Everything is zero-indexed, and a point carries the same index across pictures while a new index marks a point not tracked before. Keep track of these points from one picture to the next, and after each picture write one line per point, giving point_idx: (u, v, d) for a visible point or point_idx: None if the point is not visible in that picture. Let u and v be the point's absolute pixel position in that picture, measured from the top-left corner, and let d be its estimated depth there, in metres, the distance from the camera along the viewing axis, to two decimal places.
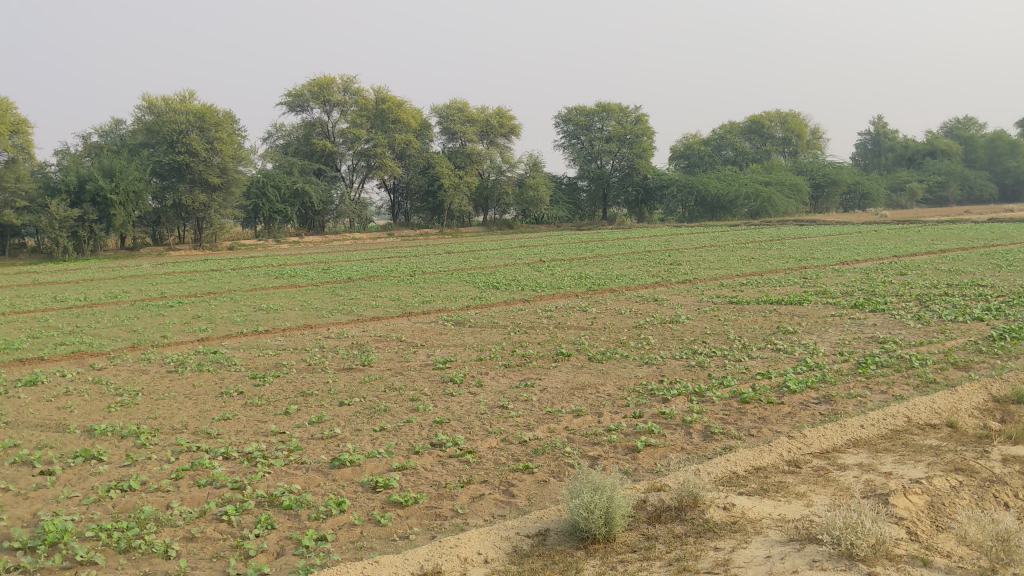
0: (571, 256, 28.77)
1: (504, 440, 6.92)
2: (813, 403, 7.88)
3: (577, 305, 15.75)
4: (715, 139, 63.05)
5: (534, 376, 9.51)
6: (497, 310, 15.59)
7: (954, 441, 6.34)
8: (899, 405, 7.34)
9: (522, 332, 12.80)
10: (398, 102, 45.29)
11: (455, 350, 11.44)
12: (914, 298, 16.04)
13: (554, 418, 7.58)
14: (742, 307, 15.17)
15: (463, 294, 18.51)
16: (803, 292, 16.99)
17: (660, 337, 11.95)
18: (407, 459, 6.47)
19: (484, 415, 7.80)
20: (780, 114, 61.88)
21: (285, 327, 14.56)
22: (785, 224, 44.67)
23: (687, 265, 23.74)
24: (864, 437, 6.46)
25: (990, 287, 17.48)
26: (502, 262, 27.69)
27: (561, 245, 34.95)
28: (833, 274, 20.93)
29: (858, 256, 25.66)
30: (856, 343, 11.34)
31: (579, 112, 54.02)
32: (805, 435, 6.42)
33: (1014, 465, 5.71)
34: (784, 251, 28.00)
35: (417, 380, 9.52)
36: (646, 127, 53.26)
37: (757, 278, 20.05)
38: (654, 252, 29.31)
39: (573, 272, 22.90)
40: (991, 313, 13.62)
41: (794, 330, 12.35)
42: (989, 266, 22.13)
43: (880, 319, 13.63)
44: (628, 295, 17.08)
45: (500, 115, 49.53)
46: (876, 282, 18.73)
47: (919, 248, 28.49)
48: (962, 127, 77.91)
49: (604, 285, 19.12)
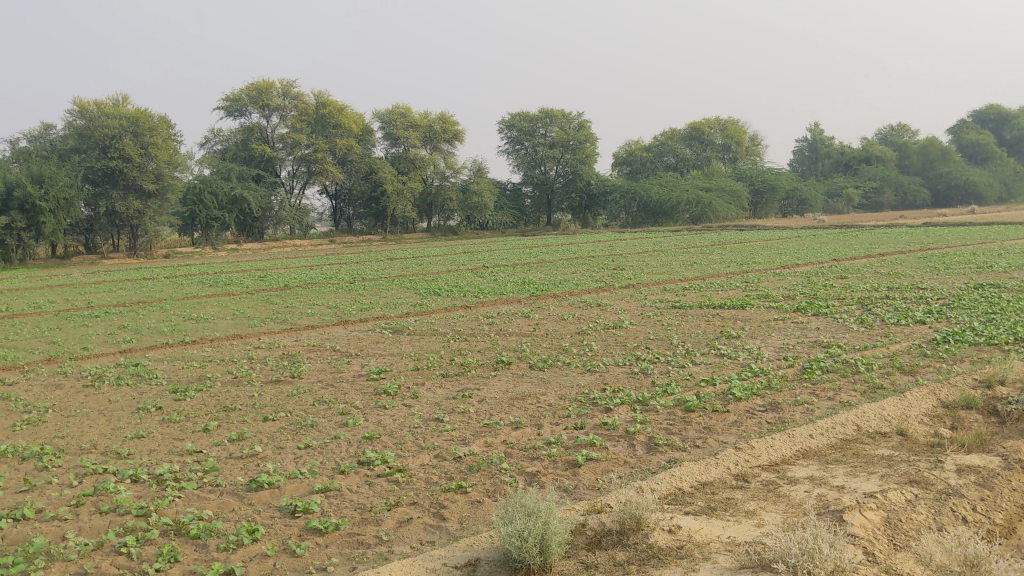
0: (513, 262, 28.45)
1: (437, 456, 6.51)
2: (759, 411, 7.58)
3: (518, 311, 15.38)
4: (657, 146, 63.20)
5: (471, 385, 9.11)
6: (436, 317, 15.15)
7: (906, 450, 6.09)
8: (848, 413, 7.06)
9: (462, 340, 12.39)
10: (339, 106, 44.54)
11: (391, 359, 10.98)
12: (856, 301, 15.95)
13: (491, 431, 7.17)
14: (686, 311, 14.92)
15: (403, 301, 18.04)
16: (747, 296, 16.82)
17: (603, 343, 11.62)
18: (330, 480, 6.04)
19: (417, 429, 7.38)
20: (720, 121, 62.40)
21: (215, 337, 13.96)
22: (725, 229, 45.01)
23: (630, 270, 23.58)
24: (814, 447, 6.16)
25: (931, 289, 17.50)
26: (445, 268, 27.28)
27: (505, 251, 34.66)
28: (775, 277, 20.89)
29: (799, 260, 25.74)
30: (801, 348, 11.11)
31: (522, 117, 53.62)
32: (755, 446, 6.11)
33: (970, 476, 5.45)
34: (726, 255, 28.01)
35: (348, 393, 9.04)
36: (589, 133, 53.29)
37: (700, 282, 19.91)
38: (598, 257, 29.14)
39: (515, 278, 22.56)
40: (933, 316, 13.52)
41: (737, 335, 12.14)
42: (927, 269, 22.27)
43: (823, 323, 13.46)
44: (571, 301, 16.76)
45: (443, 120, 49.12)
46: (818, 286, 18.68)
47: (859, 252, 28.70)
48: (896, 133, 79.47)
49: (548, 291, 18.80)
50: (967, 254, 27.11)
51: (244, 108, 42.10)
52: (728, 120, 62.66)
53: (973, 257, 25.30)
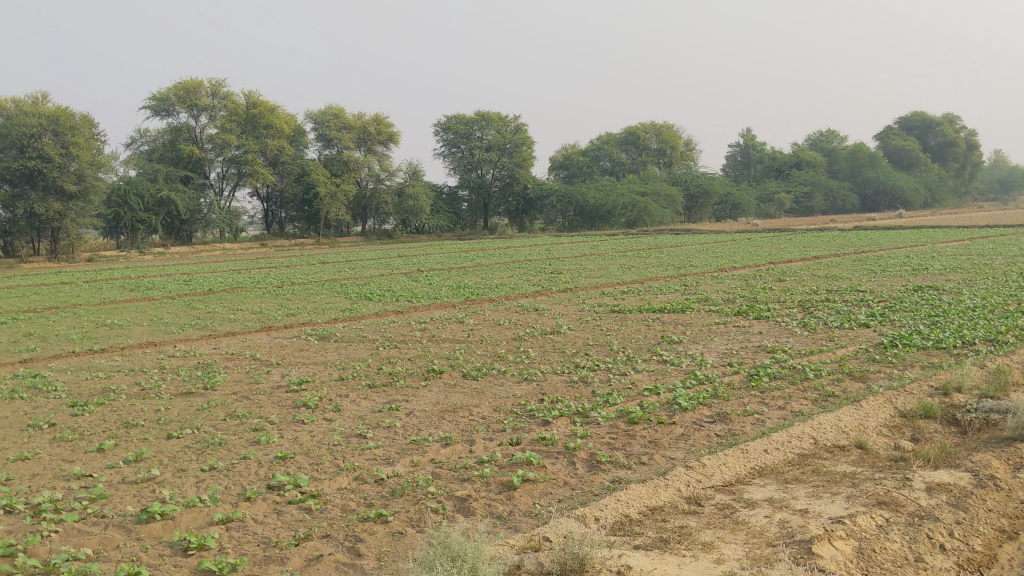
0: (449, 266, 27.82)
1: (357, 478, 5.85)
2: (707, 423, 7.05)
3: (452, 316, 14.74)
4: (593, 150, 62.98)
5: (400, 397, 8.44)
6: (366, 324, 14.39)
7: (868, 466, 5.62)
8: (803, 424, 6.57)
9: (391, 347, 11.70)
10: (271, 107, 43.32)
11: (314, 368, 10.25)
12: (797, 305, 15.64)
13: (418, 448, 6.53)
14: (626, 316, 14.42)
15: (333, 306, 17.26)
16: (686, 300, 16.39)
17: (540, 350, 11.02)
18: (235, 509, 5.35)
19: (336, 447, 6.69)
20: (655, 126, 62.60)
21: (126, 345, 13.08)
22: (662, 233, 45.01)
23: (567, 273, 23.10)
24: (770, 464, 5.64)
25: (870, 292, 17.29)
26: (378, 272, 26.51)
27: (440, 255, 34.04)
28: (713, 280, 20.57)
29: (735, 263, 25.57)
30: (746, 354, 10.66)
31: (458, 120, 52.57)
32: (708, 461, 5.56)
33: (942, 495, 4.98)
34: (663, 259, 27.77)
35: (263, 406, 8.30)
36: (525, 137, 52.70)
37: (638, 286, 19.48)
38: (535, 261, 28.65)
39: (450, 282, 21.90)
40: (876, 319, 13.22)
41: (679, 340, 11.65)
42: (863, 272, 22.15)
43: (766, 327, 13.06)
44: (507, 305, 16.17)
45: (378, 122, 48.22)
46: (757, 289, 18.34)
47: (795, 255, 28.59)
48: (825, 139, 81.08)
49: (483, 295, 18.17)
50: (900, 256, 27.23)
51: (171, 108, 40.63)
52: (664, 125, 62.96)
53: (908, 260, 25.38)
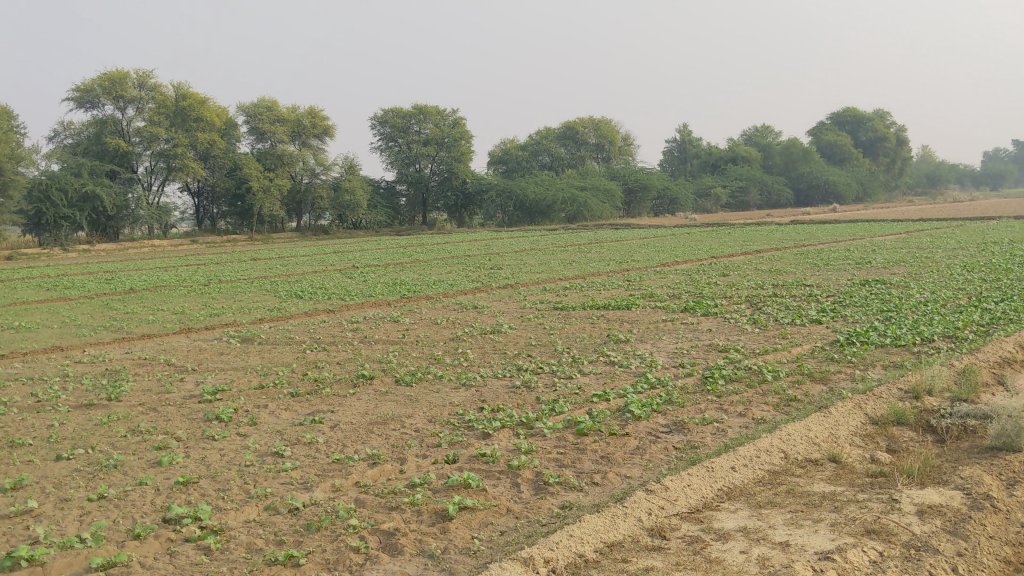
0: (385, 262, 26.98)
1: (268, 508, 5.07)
2: (663, 434, 6.39)
3: (387, 315, 13.93)
4: (531, 145, 61.86)
5: (325, 407, 7.64)
6: (293, 324, 13.51)
7: (848, 485, 5.01)
8: (769, 435, 5.95)
9: (319, 350, 10.86)
10: (201, 99, 41.79)
11: (232, 376, 9.37)
12: (744, 300, 15.15)
13: (342, 469, 5.76)
14: (569, 314, 13.75)
15: (260, 305, 16.34)
16: (631, 296, 15.81)
17: (479, 352, 10.27)
18: (120, 551, 4.55)
19: (248, 469, 5.90)
20: (593, 121, 62.41)
21: (30, 350, 12.01)
22: (601, 227, 44.77)
23: (507, 269, 22.38)
24: (739, 485, 4.99)
25: (817, 286, 16.92)
26: (312, 268, 25.58)
27: (376, 251, 33.18)
28: (655, 275, 20.08)
29: (677, 257, 25.15)
30: (697, 353, 10.06)
31: (395, 114, 51.32)
32: (670, 483, 4.89)
33: (936, 521, 4.38)
34: (605, 253, 27.28)
35: (170, 420, 7.43)
36: (463, 131, 52.01)
37: (580, 281, 18.86)
38: (474, 256, 27.96)
39: (385, 278, 21.08)
40: (828, 315, 12.76)
41: (626, 339, 11.02)
42: (806, 266, 21.89)
43: (715, 324, 12.50)
44: (445, 303, 15.42)
45: (312, 114, 46.84)
46: (702, 284, 17.84)
47: (735, 249, 28.32)
48: (761, 135, 81.77)
49: (420, 292, 17.41)
50: (840, 249, 27.12)
51: (96, 100, 38.81)
52: (602, 119, 62.86)
53: (849, 254, 25.23)
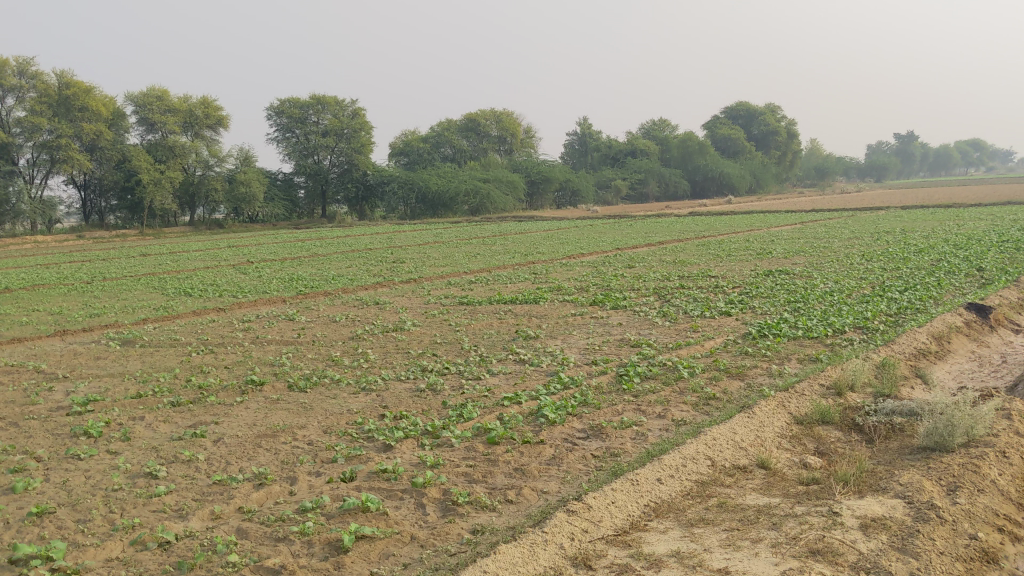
0: (283, 257, 25.95)
1: (135, 543, 4.40)
2: (581, 440, 5.91)
3: (281, 313, 13.16)
4: (433, 137, 60.79)
5: (209, 418, 6.94)
6: (180, 324, 12.65)
7: (783, 497, 4.61)
8: (694, 439, 5.53)
9: (208, 352, 10.08)
10: (86, 88, 39.68)
11: (108, 384, 8.54)
12: (652, 292, 14.87)
13: (225, 493, 5.11)
14: (475, 309, 13.23)
15: (146, 304, 15.34)
16: (538, 289, 15.37)
17: (379, 352, 9.65)
18: None
19: (119, 495, 5.19)
20: (494, 113, 62.07)
21: None
22: (505, 219, 44.43)
23: (410, 262, 21.75)
24: (667, 500, 4.54)
25: (722, 277, 16.79)
26: (204, 264, 24.47)
27: (273, 245, 32.00)
28: (561, 268, 19.71)
29: (582, 250, 24.90)
30: (609, 349, 9.65)
31: (292, 104, 49.83)
32: (593, 500, 4.39)
33: (880, 535, 4.02)
34: (509, 246, 26.89)
35: (31, 438, 6.61)
36: (363, 122, 51.05)
37: (486, 275, 18.35)
38: (376, 250, 27.12)
39: (282, 274, 20.18)
40: (736, 306, 12.55)
41: (535, 335, 10.55)
42: (710, 256, 21.85)
43: (625, 317, 12.15)
44: (345, 299, 14.68)
45: (205, 104, 45.16)
46: (608, 276, 17.53)
47: (639, 240, 28.24)
48: (658, 128, 82.74)
49: (319, 287, 16.64)
50: (741, 240, 27.33)
51: None
52: (503, 112, 62.58)
53: (749, 244, 25.40)
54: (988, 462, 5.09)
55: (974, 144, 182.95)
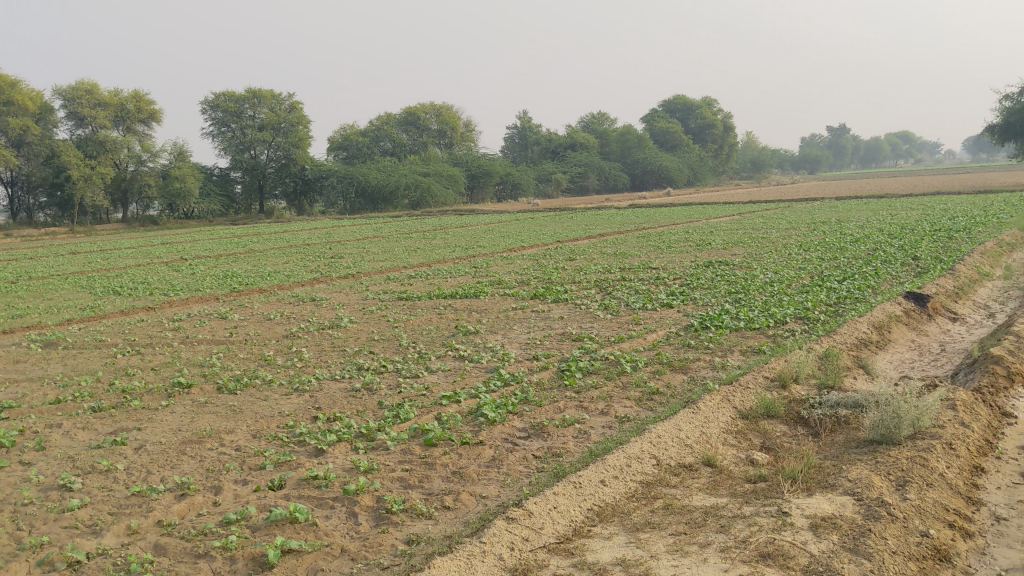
0: (217, 253, 25.31)
1: (43, 564, 4.08)
2: (521, 441, 5.70)
3: (214, 311, 12.73)
4: (372, 131, 59.83)
5: (131, 424, 6.58)
6: (107, 324, 12.16)
7: (731, 497, 4.45)
8: (638, 437, 5.34)
9: (134, 354, 9.66)
10: (10, 81, 38.34)
11: (25, 389, 8.10)
12: (594, 285, 14.72)
13: (145, 505, 4.79)
14: (414, 304, 12.94)
15: (72, 304, 14.77)
16: (479, 283, 15.14)
17: (314, 351, 9.33)
18: None
19: (29, 510, 4.85)
20: (434, 106, 61.61)
21: None
22: (446, 213, 44.03)
23: (348, 258, 21.34)
24: (611, 503, 4.35)
25: (663, 269, 16.72)
26: (134, 262, 23.75)
27: (209, 241, 31.26)
28: (502, 261, 19.49)
29: (523, 243, 24.72)
30: (550, 344, 9.45)
31: (227, 98, 48.91)
32: (533, 505, 4.18)
33: (830, 535, 3.87)
34: (450, 240, 26.56)
35: None
36: (300, 115, 50.24)
37: (425, 269, 18.04)
38: (314, 245, 26.62)
39: (216, 271, 19.65)
40: (678, 298, 12.45)
41: (476, 330, 10.32)
42: (650, 248, 21.83)
43: (566, 311, 11.97)
44: (280, 296, 14.29)
45: (137, 98, 44.00)
46: (549, 269, 17.34)
47: (579, 233, 28.10)
48: (597, 121, 82.95)
49: (253, 284, 16.19)
50: (681, 232, 27.37)
51: None
52: (442, 105, 62.17)
53: (689, 235, 25.43)
54: (936, 454, 4.99)
55: (901, 136, 187.44)
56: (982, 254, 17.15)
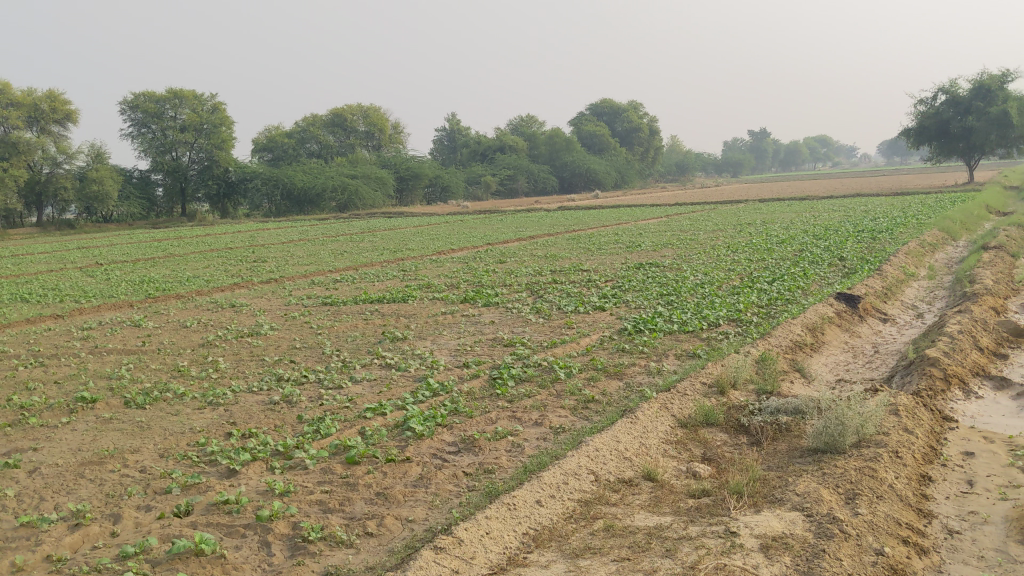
0: (135, 258, 24.42)
1: None
2: (451, 456, 5.36)
3: (127, 319, 12.11)
4: (298, 132, 58.78)
5: (27, 444, 6.05)
6: (11, 334, 11.47)
7: (676, 516, 4.17)
8: (575, 450, 5.03)
9: (36, 365, 9.06)
10: None
11: None
12: (525, 288, 14.43)
13: (35, 538, 4.33)
14: (340, 310, 12.50)
15: None
16: (407, 287, 14.72)
17: (232, 360, 8.85)
18: None
19: None
20: (361, 108, 60.94)
21: None
22: (374, 216, 43.38)
23: (273, 262, 20.72)
24: (548, 526, 4.04)
25: (594, 271, 16.52)
26: (47, 267, 22.74)
27: (127, 246, 30.23)
28: (431, 264, 19.09)
29: (453, 245, 24.32)
30: (481, 350, 9.12)
31: (147, 97, 47.02)
32: (463, 532, 3.85)
33: (783, 559, 3.62)
34: (378, 243, 26.06)
35: None
36: (224, 116, 49.10)
37: (352, 273, 17.53)
38: (236, 248, 25.88)
39: (132, 276, 18.88)
40: (610, 301, 12.23)
41: (403, 336, 9.94)
42: (580, 250, 21.66)
43: (497, 315, 11.65)
44: (198, 302, 13.70)
45: (52, 98, 42.41)
46: (479, 272, 17.01)
47: (509, 235, 27.81)
48: (526, 124, 82.93)
49: (171, 290, 15.53)
50: (610, 234, 27.23)
51: None
52: (369, 107, 61.51)
53: (619, 237, 25.36)
54: (884, 464, 4.79)
55: (819, 140, 192.02)
56: (907, 254, 17.34)
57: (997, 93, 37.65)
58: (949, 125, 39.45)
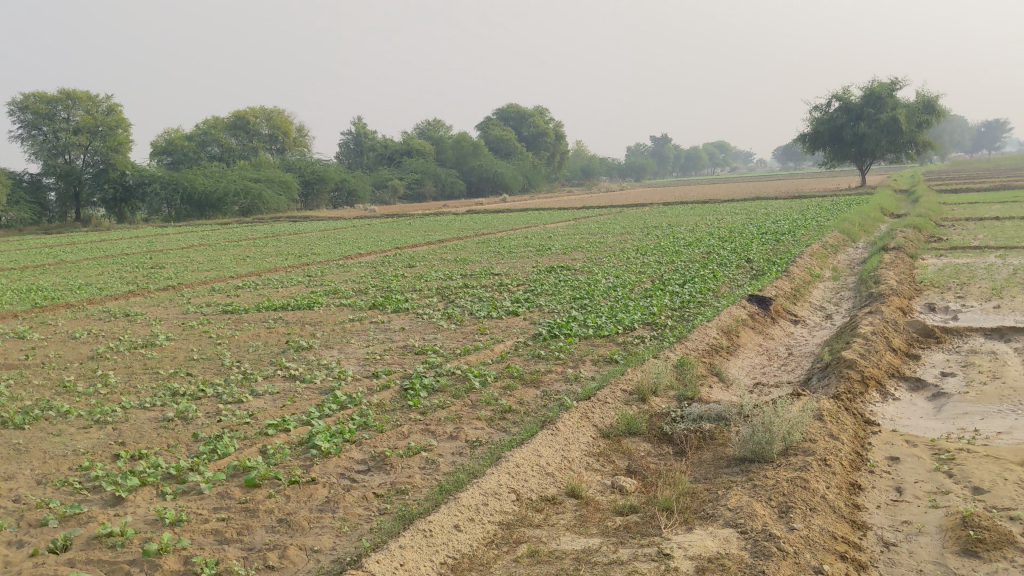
0: (22, 266, 23.17)
1: None
2: (359, 476, 4.99)
3: (9, 331, 11.32)
4: (198, 135, 57.02)
5: None
6: None
7: (604, 537, 3.90)
8: (493, 467, 4.71)
9: None
10: None
11: None
12: (435, 293, 14.07)
13: None
14: (241, 318, 11.94)
15: None
16: (312, 293, 14.19)
17: (123, 373, 8.27)
18: None
19: None
20: (264, 110, 59.72)
21: None
22: (278, 220, 42.39)
23: (170, 268, 19.87)
24: (467, 554, 3.73)
25: (505, 275, 16.24)
26: None
27: (12, 253, 28.66)
28: (338, 269, 18.55)
29: (360, 250, 23.78)
30: (390, 358, 8.74)
31: (36, 98, 44.84)
32: (375, 564, 3.50)
33: None
34: (282, 248, 25.30)
35: None
36: (120, 118, 47.22)
37: (254, 279, 16.89)
38: (131, 255, 24.76)
39: (18, 285, 17.84)
40: (522, 305, 11.97)
41: (308, 345, 9.48)
42: (490, 254, 21.37)
43: (407, 321, 11.26)
44: (89, 312, 12.93)
45: None
46: (388, 277, 16.56)
47: (418, 239, 27.35)
48: (433, 128, 82.43)
49: (60, 299, 14.68)
50: (520, 237, 27.07)
51: None
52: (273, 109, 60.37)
53: (528, 240, 25.19)
54: (813, 473, 4.62)
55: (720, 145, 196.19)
56: (811, 256, 17.56)
57: (887, 100, 38.72)
58: (842, 131, 40.43)
